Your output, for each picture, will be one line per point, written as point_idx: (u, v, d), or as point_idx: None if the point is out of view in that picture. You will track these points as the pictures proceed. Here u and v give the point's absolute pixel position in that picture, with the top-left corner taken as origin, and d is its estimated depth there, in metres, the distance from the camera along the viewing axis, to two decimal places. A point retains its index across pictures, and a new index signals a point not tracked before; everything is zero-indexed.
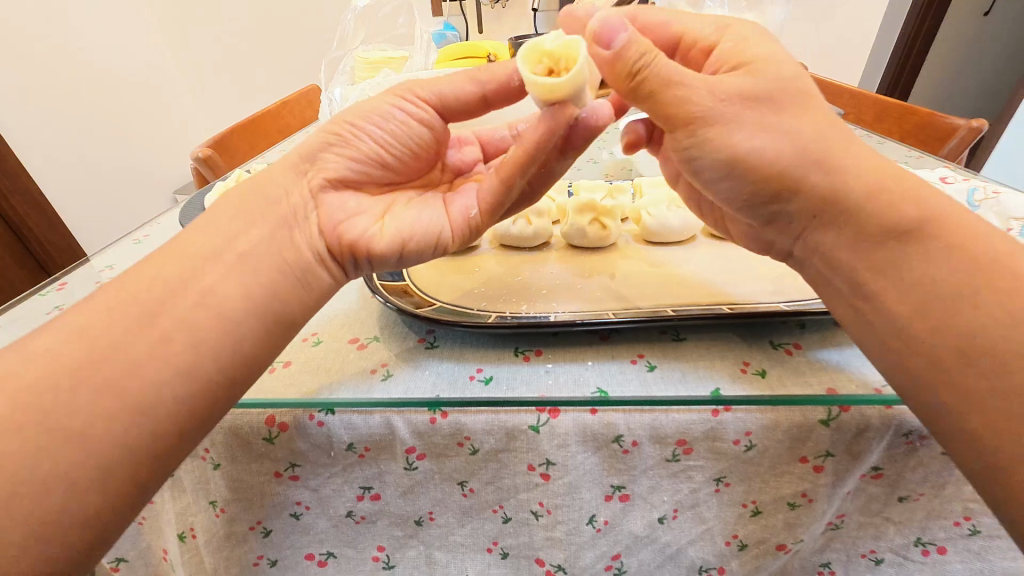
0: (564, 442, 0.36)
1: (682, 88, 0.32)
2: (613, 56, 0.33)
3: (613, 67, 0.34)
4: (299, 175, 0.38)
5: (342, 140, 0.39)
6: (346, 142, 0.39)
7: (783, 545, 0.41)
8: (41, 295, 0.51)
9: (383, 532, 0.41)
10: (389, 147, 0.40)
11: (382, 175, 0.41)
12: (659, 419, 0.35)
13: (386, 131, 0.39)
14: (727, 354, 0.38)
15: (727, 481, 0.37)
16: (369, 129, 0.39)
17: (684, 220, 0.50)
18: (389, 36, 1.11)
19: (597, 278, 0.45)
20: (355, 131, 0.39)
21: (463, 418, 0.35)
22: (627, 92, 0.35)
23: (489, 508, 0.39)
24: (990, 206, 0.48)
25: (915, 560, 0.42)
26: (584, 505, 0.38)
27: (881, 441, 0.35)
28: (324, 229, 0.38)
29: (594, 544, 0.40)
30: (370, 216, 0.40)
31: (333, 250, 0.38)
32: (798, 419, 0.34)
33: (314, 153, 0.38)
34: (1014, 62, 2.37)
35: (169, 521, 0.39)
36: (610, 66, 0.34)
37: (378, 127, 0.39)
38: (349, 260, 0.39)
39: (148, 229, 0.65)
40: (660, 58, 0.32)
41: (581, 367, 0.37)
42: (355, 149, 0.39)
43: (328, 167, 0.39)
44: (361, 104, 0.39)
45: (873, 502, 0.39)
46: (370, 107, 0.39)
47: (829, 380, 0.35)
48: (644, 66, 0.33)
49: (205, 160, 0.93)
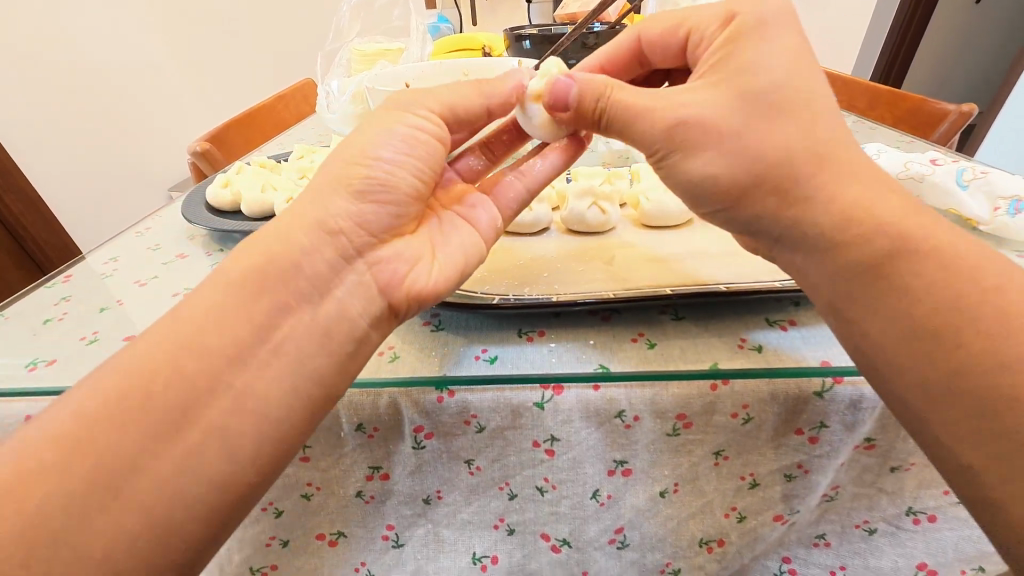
0: (567, 418, 0.37)
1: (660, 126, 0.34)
2: (575, 104, 0.38)
3: (578, 111, 0.38)
4: (336, 236, 0.34)
5: (377, 187, 0.36)
6: (381, 184, 0.36)
7: (780, 516, 0.42)
8: (48, 286, 0.52)
9: (391, 512, 0.42)
10: (422, 179, 0.39)
11: (415, 210, 0.39)
12: (659, 393, 0.36)
13: (418, 160, 0.38)
14: (724, 332, 0.39)
15: (726, 455, 0.39)
16: (401, 168, 0.37)
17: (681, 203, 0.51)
18: (385, 28, 1.11)
19: (597, 261, 0.46)
20: (389, 171, 0.36)
21: (469, 397, 0.36)
22: (590, 120, 0.38)
23: (495, 485, 0.41)
24: (979, 186, 0.49)
25: (907, 529, 0.43)
26: (588, 479, 0.40)
27: (874, 412, 0.36)
28: (382, 282, 0.36)
29: (598, 518, 0.41)
30: (421, 259, 0.38)
31: (397, 305, 0.36)
32: (794, 391, 0.35)
33: (348, 208, 0.35)
34: (1003, 50, 2.40)
35: None
36: (575, 121, 0.39)
37: (410, 160, 0.37)
38: (412, 310, 0.37)
39: (150, 221, 0.66)
40: (616, 92, 0.36)
41: (583, 346, 0.38)
42: (389, 189, 0.36)
43: (366, 216, 0.36)
44: (381, 141, 0.37)
45: (866, 472, 0.40)
46: (393, 139, 0.37)
47: (823, 353, 0.36)
48: (601, 103, 0.36)
49: (202, 154, 0.93)
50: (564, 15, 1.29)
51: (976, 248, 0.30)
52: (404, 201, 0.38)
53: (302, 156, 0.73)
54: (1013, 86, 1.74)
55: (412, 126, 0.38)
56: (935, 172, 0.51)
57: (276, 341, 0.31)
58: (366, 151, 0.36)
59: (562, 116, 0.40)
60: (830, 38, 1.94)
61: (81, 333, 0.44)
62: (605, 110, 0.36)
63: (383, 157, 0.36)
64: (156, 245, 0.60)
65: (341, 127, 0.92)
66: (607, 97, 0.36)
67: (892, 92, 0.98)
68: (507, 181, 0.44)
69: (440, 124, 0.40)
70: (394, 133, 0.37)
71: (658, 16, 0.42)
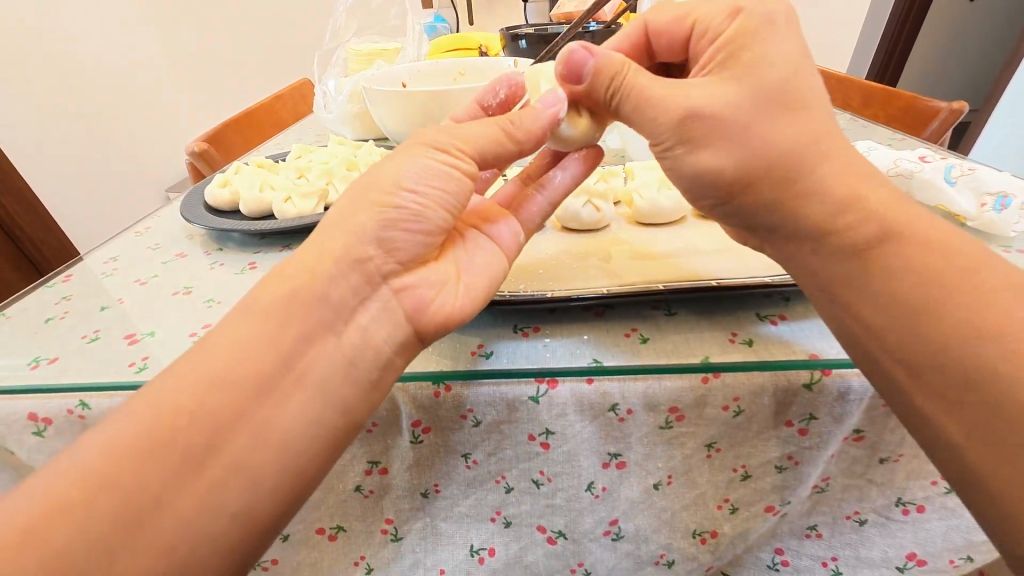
0: (562, 412, 0.37)
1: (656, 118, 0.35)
2: (588, 79, 0.38)
3: (591, 85, 0.38)
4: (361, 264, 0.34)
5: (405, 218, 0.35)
6: (410, 214, 0.35)
7: (771, 507, 0.43)
8: (48, 286, 0.52)
9: (390, 506, 0.43)
10: (451, 209, 0.37)
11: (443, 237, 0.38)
12: (652, 387, 0.36)
13: (447, 192, 0.37)
14: (716, 327, 0.39)
15: (718, 447, 0.39)
16: (428, 197, 0.36)
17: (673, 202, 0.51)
18: (382, 28, 1.12)
19: (592, 258, 0.47)
20: (417, 200, 0.35)
21: (466, 391, 0.37)
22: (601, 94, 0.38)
23: (492, 479, 0.41)
24: (967, 182, 0.49)
25: (896, 520, 0.44)
26: (583, 472, 0.40)
27: (862, 403, 0.37)
28: (409, 308, 0.36)
29: (593, 510, 0.42)
30: (448, 283, 0.38)
31: (425, 331, 0.36)
32: (783, 383, 0.36)
33: (376, 236, 0.34)
34: (997, 49, 2.41)
35: None
36: (588, 94, 0.40)
37: (440, 191, 0.36)
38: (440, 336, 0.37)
39: (149, 221, 0.66)
40: (632, 71, 0.36)
41: (577, 341, 0.39)
42: (417, 218, 0.35)
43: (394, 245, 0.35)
44: (409, 170, 0.36)
45: (855, 464, 0.41)
46: (422, 169, 0.36)
47: (812, 346, 0.37)
48: (614, 79, 0.37)
49: (201, 155, 0.94)
50: (561, 14, 1.30)
51: (956, 241, 0.31)
52: (431, 229, 0.37)
53: (299, 156, 0.73)
54: (1006, 84, 1.76)
55: (441, 154, 0.37)
56: (923, 168, 0.52)
57: (274, 338, 0.31)
58: (392, 181, 0.35)
59: (574, 87, 0.40)
60: (825, 36, 1.95)
61: (82, 332, 0.45)
62: (619, 89, 0.36)
63: (410, 188, 0.35)
64: (155, 245, 0.60)
65: (339, 126, 0.92)
66: (622, 76, 0.36)
67: (885, 91, 0.99)
68: (531, 197, 0.45)
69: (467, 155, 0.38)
70: (423, 165, 0.36)
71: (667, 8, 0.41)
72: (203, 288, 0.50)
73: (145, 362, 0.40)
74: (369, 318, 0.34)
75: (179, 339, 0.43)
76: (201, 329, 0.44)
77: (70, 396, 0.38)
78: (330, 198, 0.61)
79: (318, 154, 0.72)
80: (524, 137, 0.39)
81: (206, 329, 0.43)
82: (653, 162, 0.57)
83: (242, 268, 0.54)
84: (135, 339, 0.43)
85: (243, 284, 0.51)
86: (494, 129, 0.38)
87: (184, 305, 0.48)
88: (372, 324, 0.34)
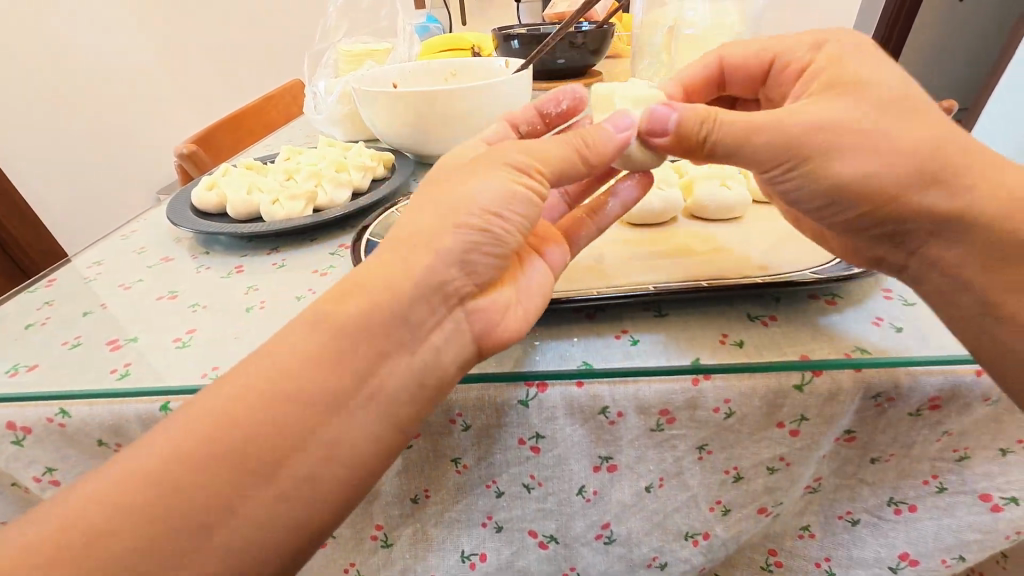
0: (552, 415, 0.37)
1: (748, 141, 0.35)
2: (675, 131, 0.38)
3: (677, 139, 0.38)
4: (439, 292, 0.32)
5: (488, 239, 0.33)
6: (493, 238, 0.33)
7: (764, 508, 0.43)
8: (29, 290, 0.51)
9: (379, 511, 0.42)
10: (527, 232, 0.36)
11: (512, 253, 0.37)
12: (642, 389, 0.36)
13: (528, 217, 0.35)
14: (706, 328, 0.39)
15: (709, 449, 0.39)
16: (511, 221, 0.34)
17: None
18: (373, 28, 1.11)
19: (583, 260, 0.46)
20: (504, 226, 0.33)
21: (454, 395, 0.37)
22: (683, 150, 0.39)
23: (482, 483, 0.41)
24: None
25: (888, 519, 0.44)
26: (574, 476, 0.40)
27: (853, 404, 0.36)
28: (477, 332, 0.35)
29: (585, 514, 0.42)
30: (510, 304, 0.36)
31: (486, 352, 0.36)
32: (774, 385, 0.35)
33: (455, 257, 0.32)
34: (986, 48, 2.44)
35: None
36: (674, 148, 0.39)
37: (524, 215, 0.34)
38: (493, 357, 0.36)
39: (135, 225, 0.65)
40: (722, 117, 0.36)
41: (567, 344, 0.38)
42: (493, 240, 0.33)
43: (471, 264, 0.33)
44: (489, 187, 0.33)
45: (846, 463, 0.42)
46: (503, 187, 0.33)
47: (802, 347, 0.37)
48: (707, 130, 0.36)
49: (189, 156, 0.93)
50: (553, 14, 1.30)
51: None
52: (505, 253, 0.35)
53: (288, 158, 0.72)
54: (995, 83, 1.77)
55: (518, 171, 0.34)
56: None
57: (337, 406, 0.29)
58: (482, 201, 0.33)
59: (658, 143, 0.40)
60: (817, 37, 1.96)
61: (63, 337, 0.44)
62: (710, 134, 0.36)
63: (495, 209, 0.33)
64: (141, 248, 0.59)
65: (329, 128, 0.92)
66: (714, 120, 0.36)
67: None
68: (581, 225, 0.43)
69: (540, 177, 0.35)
70: (507, 187, 0.33)
71: (738, 43, 0.47)
72: (189, 292, 0.50)
73: (128, 368, 0.39)
74: (442, 339, 0.32)
75: (163, 344, 0.42)
76: (185, 334, 0.43)
77: (48, 403, 0.37)
78: (319, 200, 0.60)
79: (307, 156, 0.71)
80: (596, 159, 0.37)
81: (191, 335, 0.43)
82: None
83: (230, 271, 0.53)
84: (118, 344, 0.42)
85: (230, 288, 0.50)
86: (567, 149, 0.36)
87: (168, 309, 0.47)
88: (444, 345, 0.33)
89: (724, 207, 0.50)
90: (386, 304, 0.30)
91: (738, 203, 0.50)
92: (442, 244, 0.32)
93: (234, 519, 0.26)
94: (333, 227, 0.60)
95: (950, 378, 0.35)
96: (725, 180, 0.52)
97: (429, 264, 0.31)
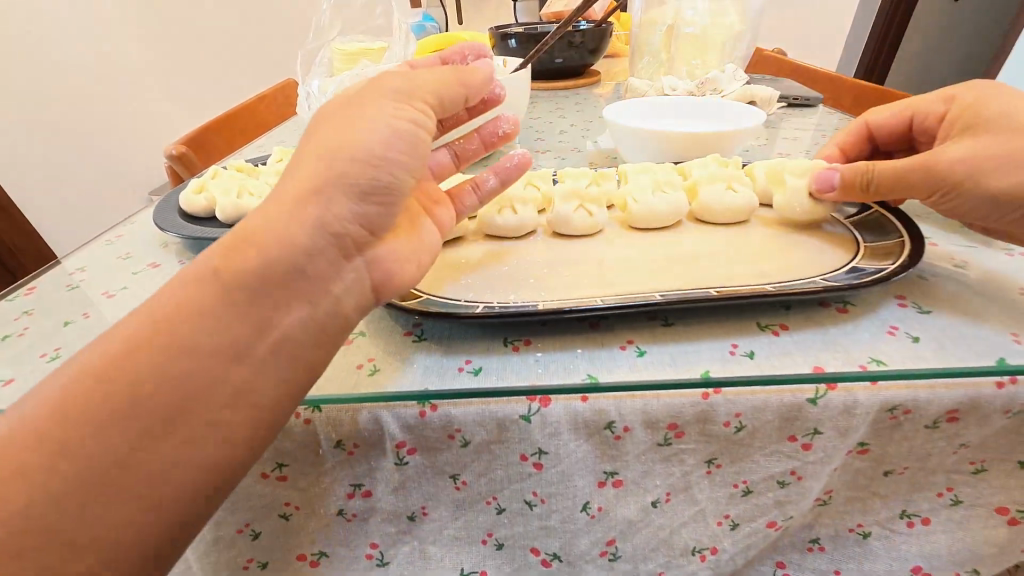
0: (556, 430, 0.35)
1: (903, 180, 0.41)
2: (839, 186, 0.45)
3: (845, 190, 0.45)
4: (332, 239, 0.30)
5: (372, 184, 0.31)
6: (385, 184, 0.31)
7: (774, 523, 0.41)
8: (7, 299, 0.49)
9: (375, 529, 0.41)
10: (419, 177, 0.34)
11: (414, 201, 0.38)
12: (649, 403, 0.34)
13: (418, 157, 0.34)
14: (715, 337, 0.38)
15: (718, 463, 0.38)
16: (395, 161, 0.32)
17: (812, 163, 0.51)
18: (368, 27, 1.09)
19: (587, 267, 0.45)
20: (396, 172, 0.32)
21: (453, 410, 0.35)
22: (857, 194, 0.45)
23: (483, 500, 0.39)
24: None
25: (900, 532, 0.43)
26: (578, 493, 0.38)
27: (867, 417, 0.35)
28: (378, 282, 0.33)
29: (589, 531, 0.40)
30: (407, 255, 0.36)
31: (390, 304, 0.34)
32: (786, 398, 0.34)
33: (345, 205, 0.30)
34: None
35: None
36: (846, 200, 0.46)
37: (413, 157, 0.33)
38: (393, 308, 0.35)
39: (121, 228, 0.63)
40: (878, 165, 0.43)
41: (571, 355, 0.37)
42: (382, 183, 0.31)
43: (367, 213, 0.31)
44: (369, 124, 0.32)
45: (859, 476, 0.40)
46: (383, 123, 0.32)
47: (816, 358, 0.35)
48: (868, 176, 0.43)
49: (179, 157, 0.90)
50: (551, 14, 1.28)
51: None
52: (394, 198, 0.32)
53: (280, 159, 0.70)
54: None
55: (403, 109, 0.33)
56: None
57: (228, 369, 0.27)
58: (356, 139, 0.31)
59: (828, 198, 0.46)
60: None
61: (42, 349, 0.42)
62: (871, 179, 0.43)
63: (383, 151, 0.31)
64: (127, 253, 0.57)
65: None
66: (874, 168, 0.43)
67: (876, 90, 1.00)
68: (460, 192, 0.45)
69: (412, 118, 0.33)
70: (391, 128, 0.32)
71: (886, 106, 0.55)
72: None
73: None
74: (343, 286, 0.31)
75: None
76: None
77: None
78: None
79: None
80: (429, 103, 0.35)
81: None
82: (647, 163, 0.55)
83: None
84: None
85: None
86: (386, 97, 0.34)
87: None
88: (345, 292, 0.31)
89: (730, 211, 0.49)
90: (283, 258, 0.28)
91: (744, 206, 0.48)
92: (319, 182, 0.29)
93: (110, 494, 0.25)
94: None
95: (965, 390, 0.34)
96: (730, 182, 0.50)
97: (318, 210, 0.29)
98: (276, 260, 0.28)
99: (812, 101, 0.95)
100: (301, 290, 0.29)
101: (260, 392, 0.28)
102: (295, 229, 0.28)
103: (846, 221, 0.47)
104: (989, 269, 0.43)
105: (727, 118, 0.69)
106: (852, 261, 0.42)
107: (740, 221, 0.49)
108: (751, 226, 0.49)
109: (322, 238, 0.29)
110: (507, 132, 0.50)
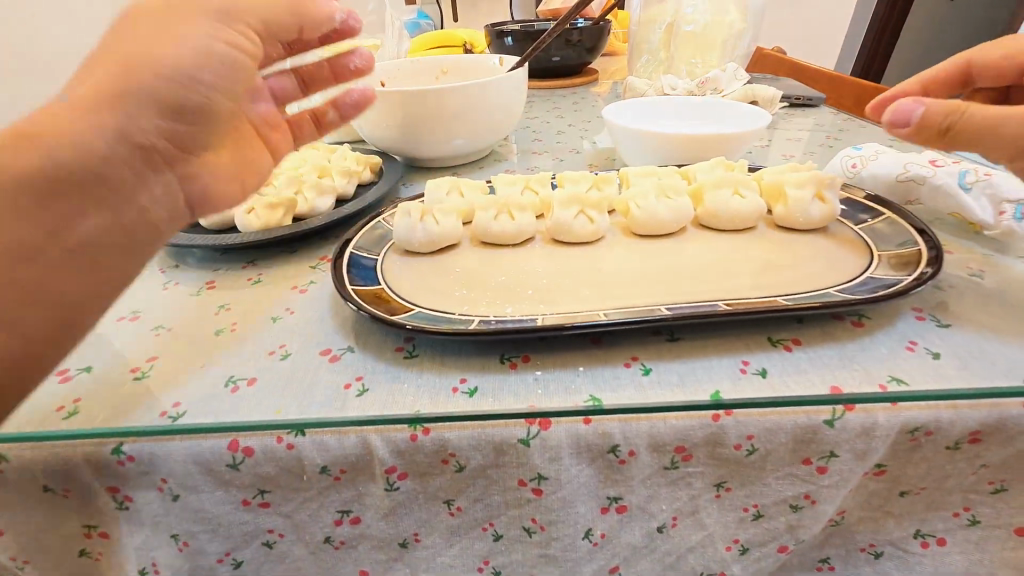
0: (556, 455, 0.33)
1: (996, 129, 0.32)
2: (920, 122, 0.34)
3: (923, 125, 0.34)
4: (150, 167, 0.30)
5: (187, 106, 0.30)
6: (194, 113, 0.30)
7: (785, 547, 0.39)
8: None
9: (364, 556, 0.38)
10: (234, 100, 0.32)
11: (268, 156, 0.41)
12: (656, 426, 0.32)
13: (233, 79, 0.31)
14: (724, 354, 0.36)
15: (728, 487, 0.35)
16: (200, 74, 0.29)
17: (809, 172, 0.48)
18: (360, 23, 1.06)
19: (588, 276, 0.42)
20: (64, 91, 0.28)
21: (447, 434, 0.33)
22: (931, 130, 0.34)
23: (479, 526, 0.37)
24: (984, 189, 0.46)
25: (915, 553, 0.41)
26: (579, 519, 0.36)
27: (887, 439, 0.33)
28: (193, 198, 0.34)
29: (591, 558, 0.38)
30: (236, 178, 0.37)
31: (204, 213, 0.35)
32: (802, 420, 0.32)
33: (150, 125, 0.28)
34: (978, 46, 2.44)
35: (128, 556, 0.38)
36: (916, 140, 0.35)
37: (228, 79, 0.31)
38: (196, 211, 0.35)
39: None
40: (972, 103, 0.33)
41: (572, 374, 0.35)
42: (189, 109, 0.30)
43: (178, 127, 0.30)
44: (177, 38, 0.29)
45: (874, 496, 0.38)
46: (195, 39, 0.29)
47: (832, 378, 0.33)
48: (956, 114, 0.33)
49: None
50: (547, 11, 1.26)
51: None
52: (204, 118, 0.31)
53: None
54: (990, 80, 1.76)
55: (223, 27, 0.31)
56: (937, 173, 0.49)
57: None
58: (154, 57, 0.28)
59: (895, 134, 0.35)
60: None
61: None
62: (954, 124, 0.33)
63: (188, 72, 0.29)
64: None
65: None
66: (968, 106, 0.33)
67: (877, 89, 0.98)
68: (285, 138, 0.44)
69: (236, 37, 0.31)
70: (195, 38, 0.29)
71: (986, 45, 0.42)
72: (153, 311, 0.45)
73: (76, 405, 0.34)
74: (155, 194, 0.31)
75: (119, 374, 0.37)
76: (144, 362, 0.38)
77: None
78: (299, 208, 0.55)
79: (288, 159, 0.66)
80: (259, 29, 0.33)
81: (151, 364, 0.38)
82: (650, 167, 0.53)
83: (199, 288, 0.48)
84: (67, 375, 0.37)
85: (198, 307, 0.45)
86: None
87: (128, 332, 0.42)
88: (156, 199, 0.31)
89: (738, 217, 0.46)
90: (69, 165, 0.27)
91: (753, 211, 0.46)
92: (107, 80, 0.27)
93: None
94: (314, 237, 0.56)
95: (992, 411, 0.32)
96: (736, 187, 0.47)
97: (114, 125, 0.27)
98: (62, 161, 0.26)
99: (815, 101, 0.93)
100: (117, 193, 0.29)
101: (74, 283, 0.29)
102: (81, 132, 0.27)
103: (858, 227, 0.45)
104: (1007, 278, 0.41)
105: (730, 119, 0.67)
106: (867, 271, 0.39)
107: (749, 227, 0.47)
108: (760, 233, 0.46)
109: (125, 147, 0.28)
110: (361, 67, 0.49)
